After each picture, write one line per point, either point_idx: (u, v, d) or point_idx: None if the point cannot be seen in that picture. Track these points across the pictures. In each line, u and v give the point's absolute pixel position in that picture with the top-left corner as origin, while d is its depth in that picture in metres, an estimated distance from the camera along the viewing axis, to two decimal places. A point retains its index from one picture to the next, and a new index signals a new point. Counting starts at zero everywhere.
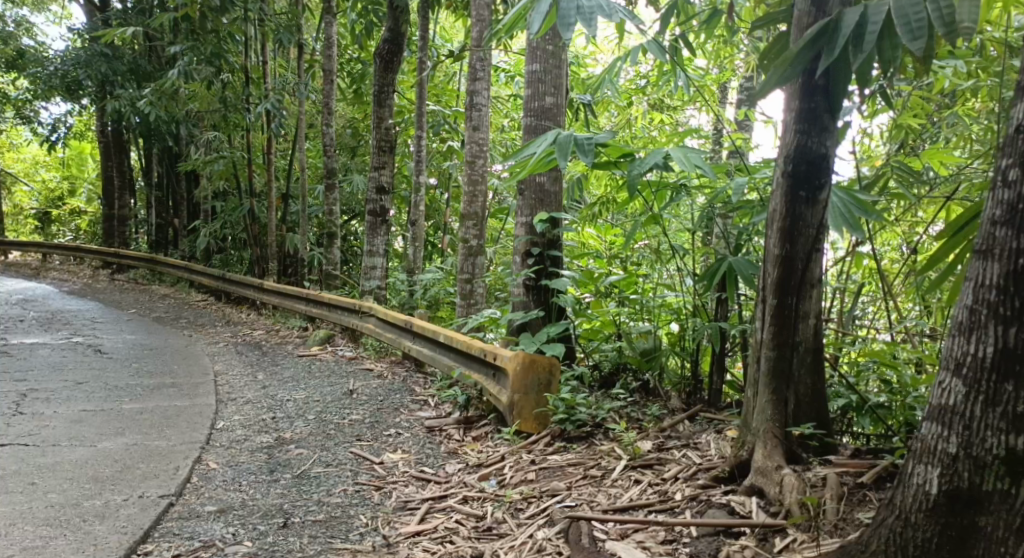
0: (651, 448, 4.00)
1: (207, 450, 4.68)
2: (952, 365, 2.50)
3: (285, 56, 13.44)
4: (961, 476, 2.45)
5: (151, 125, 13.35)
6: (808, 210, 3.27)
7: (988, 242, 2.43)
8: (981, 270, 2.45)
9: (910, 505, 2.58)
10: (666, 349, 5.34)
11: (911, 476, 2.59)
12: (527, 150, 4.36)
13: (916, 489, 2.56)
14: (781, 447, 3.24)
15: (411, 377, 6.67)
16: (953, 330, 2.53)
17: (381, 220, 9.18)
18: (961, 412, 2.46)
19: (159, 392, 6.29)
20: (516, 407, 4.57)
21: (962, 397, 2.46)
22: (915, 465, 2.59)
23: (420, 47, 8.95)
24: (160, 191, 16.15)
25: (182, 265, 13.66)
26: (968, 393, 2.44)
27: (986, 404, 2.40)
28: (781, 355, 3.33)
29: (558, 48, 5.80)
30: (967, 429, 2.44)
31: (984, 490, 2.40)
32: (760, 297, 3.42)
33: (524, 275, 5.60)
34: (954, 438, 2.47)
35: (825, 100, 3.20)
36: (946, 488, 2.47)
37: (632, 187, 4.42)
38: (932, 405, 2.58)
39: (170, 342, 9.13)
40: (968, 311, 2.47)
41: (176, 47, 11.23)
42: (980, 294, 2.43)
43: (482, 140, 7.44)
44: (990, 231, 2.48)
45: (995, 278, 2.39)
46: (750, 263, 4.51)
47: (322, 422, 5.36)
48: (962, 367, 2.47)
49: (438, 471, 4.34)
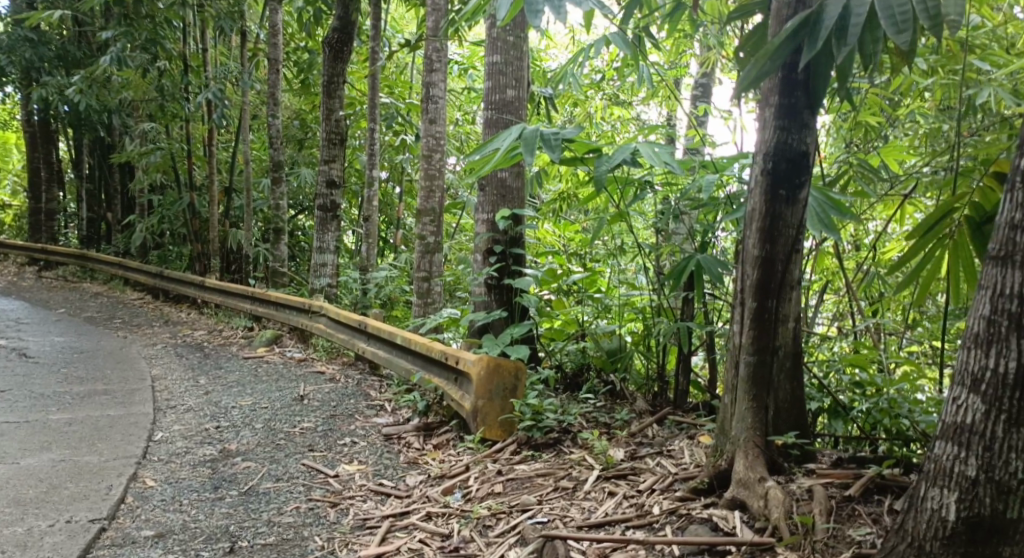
0: (624, 456, 3.85)
1: (143, 466, 4.36)
2: (970, 382, 2.46)
3: (228, 44, 12.93)
4: (982, 502, 2.42)
5: (81, 115, 12.69)
6: (788, 209, 3.15)
7: (1007, 249, 2.41)
8: (997, 279, 2.43)
9: (924, 531, 2.53)
10: (631, 348, 5.20)
11: (925, 500, 2.55)
12: (490, 145, 4.15)
13: (930, 515, 2.52)
14: (762, 457, 3.13)
15: (365, 380, 6.42)
16: (966, 343, 2.50)
17: (332, 216, 8.86)
18: (980, 431, 2.42)
19: (91, 401, 5.91)
20: (481, 413, 4.39)
21: (981, 415, 2.43)
22: (928, 487, 2.55)
23: (372, 36, 8.65)
24: (91, 184, 15.43)
25: (118, 262, 13.05)
26: (988, 411, 2.41)
27: (1008, 424, 2.38)
28: (761, 360, 3.21)
29: (518, 39, 5.61)
30: (987, 451, 2.41)
31: (1008, 517, 2.39)
32: (738, 299, 3.31)
33: (485, 274, 5.40)
34: (972, 461, 2.44)
35: (805, 96, 3.08)
36: (966, 515, 2.44)
37: (600, 184, 4.25)
38: (943, 423, 2.54)
39: (103, 344, 8.66)
40: (986, 323, 2.44)
41: (108, 33, 10.78)
42: (999, 306, 2.40)
43: (438, 133, 7.21)
44: (1005, 239, 2.46)
45: (1016, 289, 2.37)
46: (718, 260, 4.38)
47: (271, 432, 5.08)
48: (980, 385, 2.43)
49: (398, 484, 4.12)
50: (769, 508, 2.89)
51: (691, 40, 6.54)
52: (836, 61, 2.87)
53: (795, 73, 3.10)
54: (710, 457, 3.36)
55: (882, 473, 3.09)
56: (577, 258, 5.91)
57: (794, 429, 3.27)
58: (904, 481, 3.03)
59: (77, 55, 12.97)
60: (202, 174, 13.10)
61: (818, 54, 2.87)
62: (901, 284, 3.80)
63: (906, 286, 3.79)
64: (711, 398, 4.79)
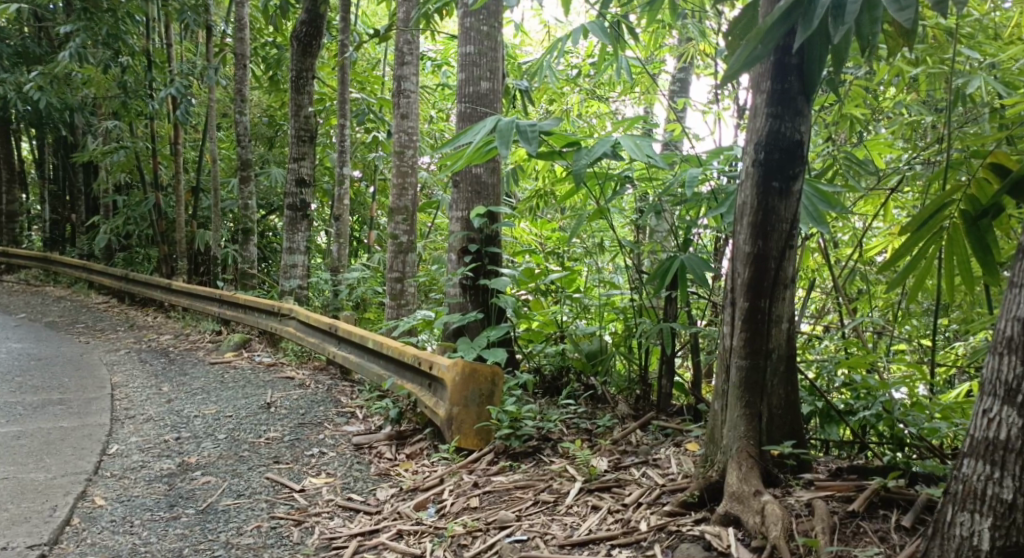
0: (607, 466, 3.64)
1: (94, 483, 4.12)
2: (1004, 392, 2.33)
3: (194, 39, 12.54)
4: (1020, 529, 2.30)
5: (42, 113, 12.26)
6: (781, 202, 2.96)
7: None
8: None
9: None
10: (612, 350, 5.00)
11: (953, 524, 2.42)
12: (463, 138, 3.92)
13: (960, 543, 2.39)
14: (756, 468, 2.96)
15: (336, 386, 6.16)
16: (998, 348, 2.37)
17: (302, 215, 8.56)
18: (1017, 449, 2.30)
19: (44, 411, 5.60)
20: (456, 421, 4.16)
21: (1018, 430, 2.30)
22: (957, 512, 2.42)
23: (340, 30, 8.36)
24: (55, 185, 14.97)
25: (82, 265, 12.62)
26: None
27: None
28: (754, 364, 3.03)
29: (492, 29, 5.37)
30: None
31: None
32: (728, 298, 3.13)
33: (460, 274, 5.16)
34: (1008, 483, 2.31)
35: (799, 81, 2.89)
36: (1001, 543, 2.32)
37: (579, 179, 4.03)
38: (971, 441, 2.42)
39: (63, 350, 8.31)
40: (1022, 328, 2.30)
41: (67, 27, 10.38)
42: None
43: (411, 129, 6.96)
44: None
45: None
46: (703, 260, 4.19)
47: (234, 443, 4.82)
48: (1016, 396, 2.30)
49: (368, 498, 3.88)
50: (766, 525, 2.70)
51: (670, 31, 6.36)
52: (832, 43, 2.68)
53: (789, 57, 2.92)
54: (700, 468, 3.17)
55: (886, 485, 2.90)
56: (554, 256, 5.68)
57: (790, 438, 3.08)
58: (911, 495, 2.85)
59: (37, 51, 12.52)
60: (169, 174, 12.72)
61: (812, 35, 2.68)
62: (894, 281, 3.62)
63: (899, 284, 3.60)
64: (696, 401, 4.60)
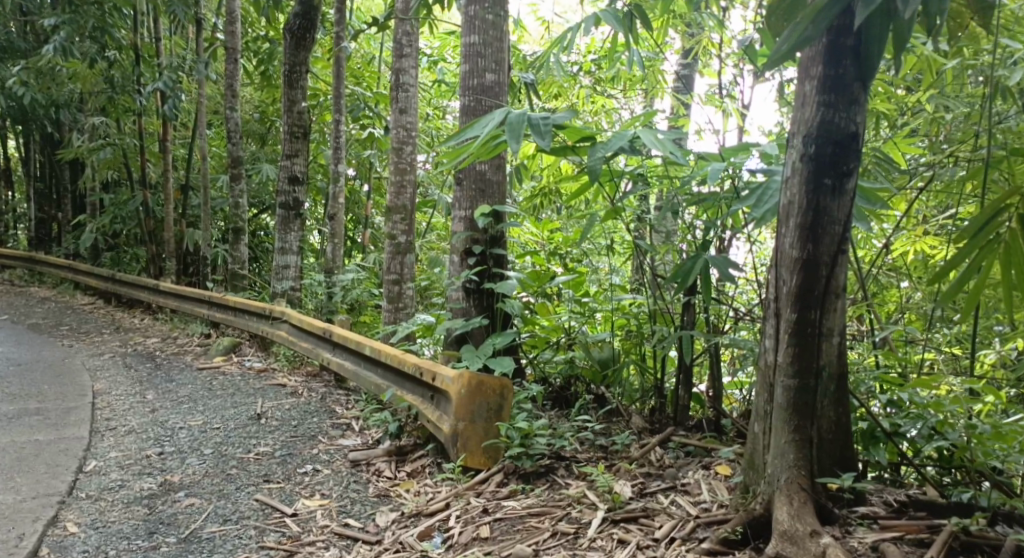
0: (632, 493, 3.36)
1: (68, 507, 3.84)
2: None
3: (183, 33, 12.17)
4: None
5: (27, 110, 11.90)
6: (833, 202, 2.71)
7: None
8: None
9: None
10: (623, 359, 4.68)
11: None
12: (467, 133, 3.55)
13: None
14: (810, 503, 2.71)
15: (331, 394, 5.83)
16: None
17: (294, 215, 8.21)
18: None
19: (20, 421, 5.29)
20: (461, 438, 3.84)
21: None
22: None
23: (335, 22, 7.99)
24: (42, 183, 14.59)
25: (67, 265, 12.25)
26: None
27: None
28: (802, 384, 2.79)
29: (498, 18, 5.05)
30: None
31: None
32: (772, 307, 2.90)
33: (464, 278, 4.82)
34: None
35: (855, 65, 2.64)
36: None
37: (594, 177, 3.72)
38: None
39: (45, 353, 7.96)
40: None
41: (51, 20, 10.02)
42: None
43: (410, 124, 6.61)
44: None
45: None
46: (727, 258, 3.89)
47: (222, 459, 4.49)
48: None
49: (367, 525, 3.59)
50: None
51: (682, 22, 6.06)
52: (895, 21, 2.36)
53: (844, 38, 2.66)
54: (740, 499, 2.96)
55: (966, 528, 2.65)
56: (556, 258, 5.41)
57: (843, 468, 2.84)
58: (995, 540, 2.59)
59: (23, 47, 12.15)
60: (157, 172, 12.35)
61: (874, 12, 2.38)
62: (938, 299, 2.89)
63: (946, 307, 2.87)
64: (716, 415, 4.28)
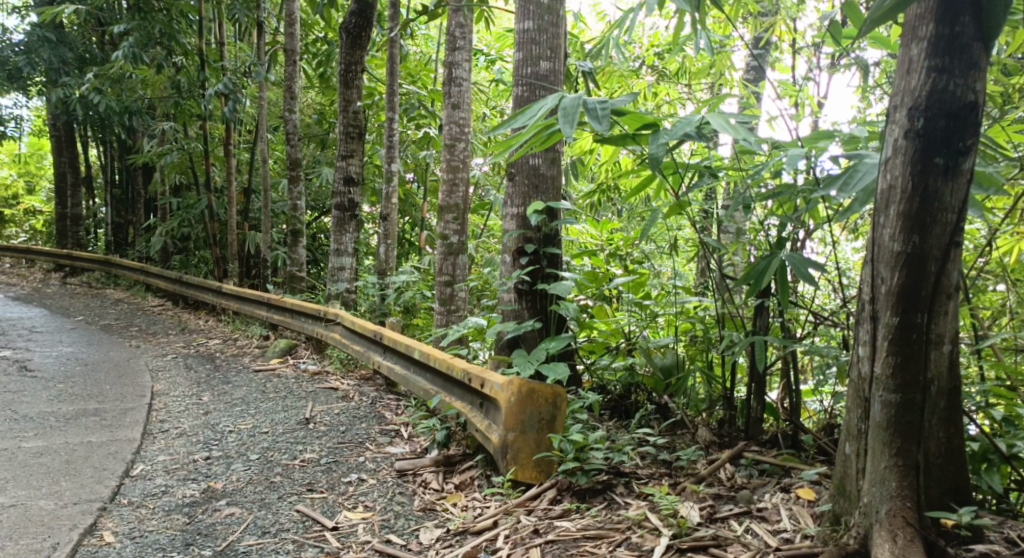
0: (700, 518, 3.03)
1: (108, 514, 3.71)
2: None
3: (246, 38, 12.27)
4: None
5: (101, 116, 12.16)
6: (946, 186, 2.43)
7: None
8: None
9: None
10: (688, 366, 4.32)
11: None
12: (516, 121, 3.25)
13: None
14: (917, 540, 2.43)
15: (381, 399, 5.62)
16: None
17: (349, 216, 8.07)
18: None
19: (78, 422, 5.25)
20: (511, 449, 3.55)
21: None
22: None
23: (390, 19, 7.81)
24: (117, 188, 14.94)
25: (138, 267, 12.49)
26: None
27: None
28: (906, 399, 2.52)
29: (553, 2, 4.76)
30: None
31: None
32: (867, 310, 2.63)
33: (516, 277, 4.53)
34: None
35: (974, 23, 2.36)
36: None
37: (655, 166, 3.36)
38: None
39: (110, 354, 8.01)
40: None
41: (119, 27, 10.20)
42: None
43: (463, 119, 6.37)
44: None
45: None
46: (806, 256, 3.47)
47: (267, 465, 4.31)
48: None
49: (410, 542, 3.34)
50: None
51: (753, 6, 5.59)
52: None
53: None
54: (830, 531, 2.69)
55: None
56: (616, 259, 5.04)
57: (952, 500, 2.57)
58: None
59: (98, 56, 12.47)
60: (222, 175, 12.47)
61: None
62: None
63: None
64: (793, 430, 3.87)
